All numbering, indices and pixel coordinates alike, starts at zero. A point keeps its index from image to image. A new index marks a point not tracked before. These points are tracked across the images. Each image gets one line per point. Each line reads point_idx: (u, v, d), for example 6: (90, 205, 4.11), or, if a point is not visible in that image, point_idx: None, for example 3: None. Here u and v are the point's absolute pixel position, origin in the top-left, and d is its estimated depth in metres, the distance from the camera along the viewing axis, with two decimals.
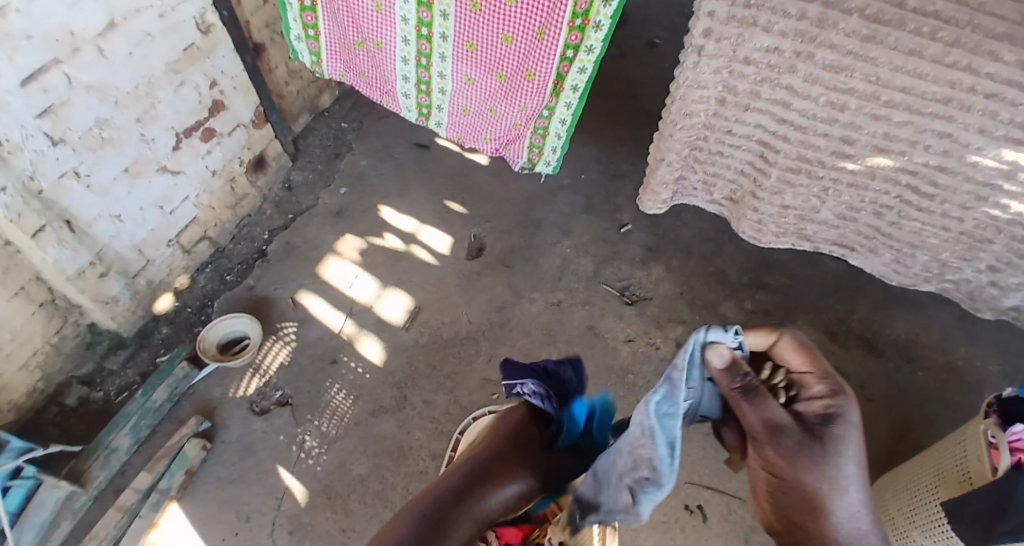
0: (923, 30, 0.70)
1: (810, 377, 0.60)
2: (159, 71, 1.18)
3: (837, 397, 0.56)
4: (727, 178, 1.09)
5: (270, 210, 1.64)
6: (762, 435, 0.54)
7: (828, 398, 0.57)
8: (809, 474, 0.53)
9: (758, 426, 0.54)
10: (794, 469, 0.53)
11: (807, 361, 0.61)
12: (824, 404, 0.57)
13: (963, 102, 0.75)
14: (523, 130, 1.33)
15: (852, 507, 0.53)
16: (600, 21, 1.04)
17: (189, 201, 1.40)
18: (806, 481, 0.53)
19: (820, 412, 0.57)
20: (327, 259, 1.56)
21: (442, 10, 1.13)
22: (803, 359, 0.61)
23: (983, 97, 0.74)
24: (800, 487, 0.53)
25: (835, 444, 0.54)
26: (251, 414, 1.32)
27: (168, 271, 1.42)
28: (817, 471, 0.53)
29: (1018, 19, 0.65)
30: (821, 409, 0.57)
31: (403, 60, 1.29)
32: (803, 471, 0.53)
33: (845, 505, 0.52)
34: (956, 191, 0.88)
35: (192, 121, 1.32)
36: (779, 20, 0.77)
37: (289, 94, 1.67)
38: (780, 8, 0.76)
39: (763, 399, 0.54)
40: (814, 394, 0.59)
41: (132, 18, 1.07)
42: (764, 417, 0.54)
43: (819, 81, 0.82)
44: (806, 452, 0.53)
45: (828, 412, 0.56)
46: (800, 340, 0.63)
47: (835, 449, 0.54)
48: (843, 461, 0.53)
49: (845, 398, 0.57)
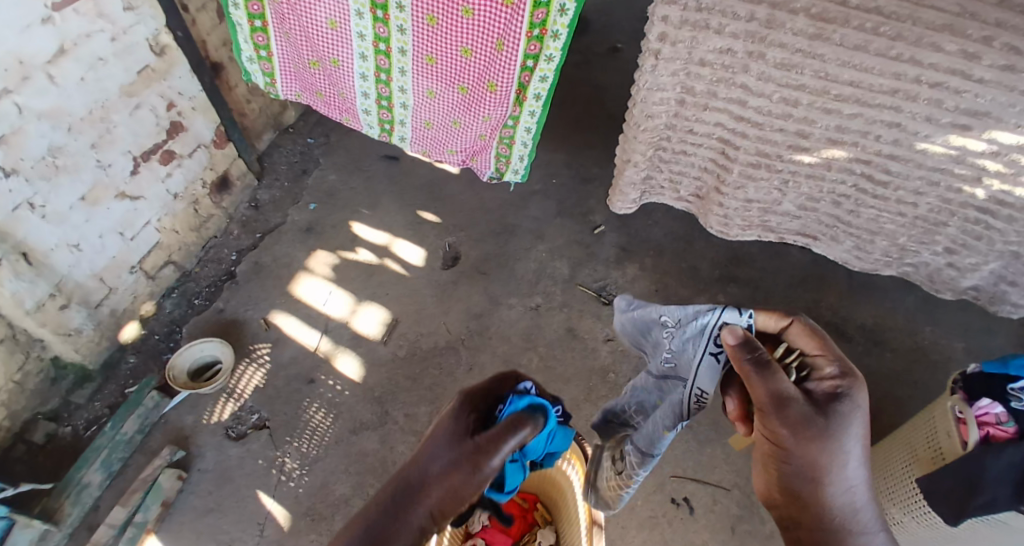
0: (867, 26, 0.73)
1: (821, 358, 0.66)
2: (115, 95, 1.15)
3: (846, 380, 0.62)
4: (691, 175, 1.11)
5: (237, 230, 1.61)
6: (769, 410, 0.59)
7: (839, 379, 0.63)
8: (811, 444, 0.59)
9: (768, 399, 0.59)
10: (797, 441, 0.59)
11: (816, 344, 0.67)
12: (833, 385, 0.63)
13: (909, 93, 0.78)
14: (489, 140, 1.34)
15: (848, 478, 0.60)
16: (557, 30, 1.05)
17: (151, 226, 1.36)
18: (807, 453, 0.59)
19: (828, 391, 0.63)
20: (300, 277, 1.54)
21: (399, 25, 1.13)
22: (814, 343, 0.67)
23: (928, 87, 0.77)
24: (800, 455, 0.59)
25: (838, 419, 0.60)
26: (227, 440, 1.28)
27: (132, 299, 1.38)
28: (823, 444, 0.59)
29: (955, 11, 0.68)
30: (830, 388, 0.63)
31: (362, 75, 1.28)
32: (806, 443, 0.59)
33: (841, 474, 0.59)
34: (908, 177, 0.91)
35: (151, 144, 1.28)
36: (730, 22, 0.79)
37: (251, 112, 1.64)
38: (730, 10, 0.78)
39: (774, 373, 0.59)
40: (822, 374, 0.65)
41: (84, 43, 1.04)
42: (775, 390, 0.59)
43: (772, 80, 0.84)
44: (814, 425, 0.59)
45: (834, 390, 0.62)
46: (810, 327, 0.69)
47: (839, 426, 0.60)
48: (846, 437, 0.60)
49: (856, 381, 0.62)
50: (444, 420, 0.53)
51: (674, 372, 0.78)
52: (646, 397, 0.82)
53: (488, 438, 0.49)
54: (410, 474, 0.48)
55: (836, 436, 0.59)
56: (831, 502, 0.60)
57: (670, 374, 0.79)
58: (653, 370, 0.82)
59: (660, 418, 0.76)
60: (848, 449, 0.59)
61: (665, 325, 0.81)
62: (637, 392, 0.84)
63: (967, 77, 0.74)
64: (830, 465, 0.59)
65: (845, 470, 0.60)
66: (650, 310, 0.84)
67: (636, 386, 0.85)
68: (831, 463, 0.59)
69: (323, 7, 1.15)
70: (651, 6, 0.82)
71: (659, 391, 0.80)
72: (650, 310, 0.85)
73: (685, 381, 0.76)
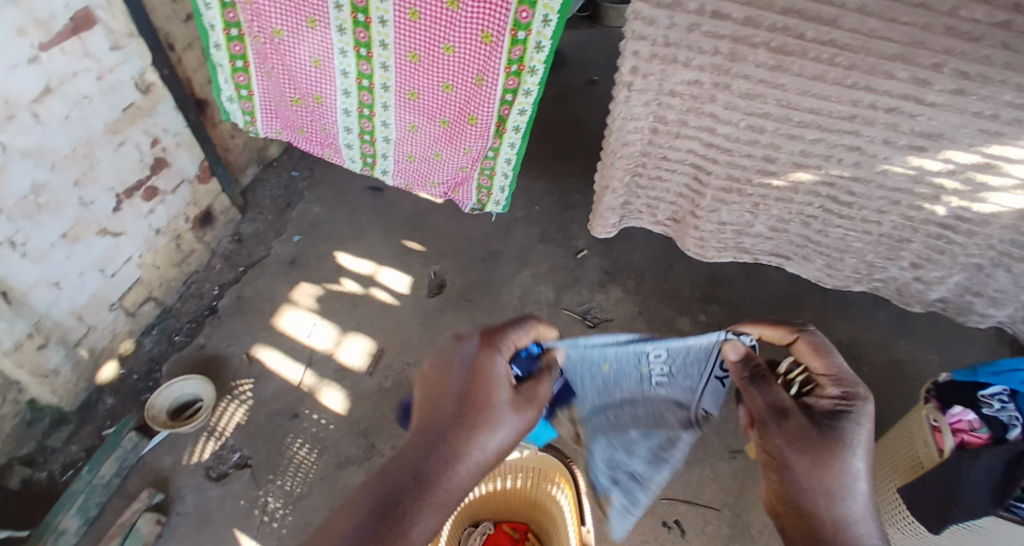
0: (823, 58, 0.76)
1: (825, 378, 0.68)
2: (99, 131, 1.16)
3: (845, 399, 0.64)
4: (667, 200, 1.14)
5: (219, 264, 1.61)
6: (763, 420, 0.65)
7: (839, 398, 0.65)
8: (800, 452, 0.62)
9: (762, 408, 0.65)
10: (787, 450, 0.63)
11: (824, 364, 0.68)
12: (834, 403, 0.65)
13: (866, 118, 0.82)
14: (470, 171, 1.37)
15: (846, 497, 0.60)
16: (535, 66, 1.08)
17: (132, 262, 1.35)
18: (798, 463, 0.62)
19: (827, 409, 0.65)
20: (283, 310, 1.53)
21: (382, 62, 1.16)
22: (820, 362, 0.68)
23: (883, 112, 0.80)
24: (793, 467, 0.62)
25: (836, 434, 0.62)
26: (207, 481, 1.25)
27: (110, 337, 1.36)
28: (813, 454, 0.61)
29: (905, 41, 0.71)
30: (830, 406, 0.65)
31: (345, 111, 1.31)
32: (796, 453, 0.62)
33: (836, 489, 0.60)
34: (871, 198, 0.95)
35: (134, 180, 1.29)
36: (696, 56, 0.82)
37: (234, 147, 1.65)
38: (695, 45, 0.81)
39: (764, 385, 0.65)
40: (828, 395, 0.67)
41: (69, 81, 1.05)
42: (768, 400, 0.65)
43: (738, 108, 0.87)
44: (803, 436, 0.62)
45: (834, 408, 0.64)
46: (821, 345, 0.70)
47: (835, 441, 0.61)
48: (842, 453, 0.61)
49: (856, 400, 0.64)
50: (463, 379, 0.64)
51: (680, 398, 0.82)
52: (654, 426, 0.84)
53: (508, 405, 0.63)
54: (440, 431, 0.61)
55: (830, 450, 0.61)
56: (829, 516, 0.60)
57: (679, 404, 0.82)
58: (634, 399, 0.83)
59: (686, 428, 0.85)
60: (844, 465, 0.60)
61: (640, 354, 0.78)
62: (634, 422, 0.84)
63: (919, 102, 0.77)
64: (824, 478, 0.61)
65: (840, 484, 0.60)
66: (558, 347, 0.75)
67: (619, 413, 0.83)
68: (825, 477, 0.60)
69: (307, 46, 1.18)
70: (622, 41, 0.86)
71: (656, 414, 0.84)
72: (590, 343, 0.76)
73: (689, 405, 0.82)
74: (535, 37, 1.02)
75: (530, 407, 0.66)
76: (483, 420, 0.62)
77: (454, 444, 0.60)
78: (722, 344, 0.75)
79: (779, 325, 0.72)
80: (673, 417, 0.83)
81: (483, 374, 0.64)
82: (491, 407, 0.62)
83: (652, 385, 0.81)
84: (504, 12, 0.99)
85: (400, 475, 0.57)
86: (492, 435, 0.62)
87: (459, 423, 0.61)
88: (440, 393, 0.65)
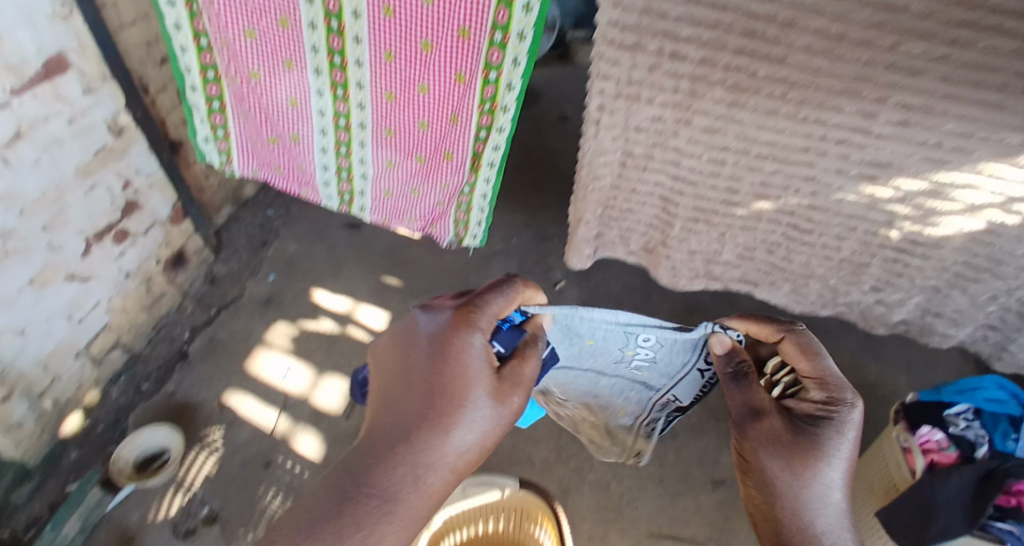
0: (775, 94, 0.80)
1: (812, 381, 0.73)
2: (70, 175, 1.14)
3: (827, 405, 0.70)
4: (639, 231, 1.16)
5: (192, 306, 1.58)
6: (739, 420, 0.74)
7: (822, 404, 0.71)
8: (777, 455, 0.70)
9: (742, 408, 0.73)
10: (764, 450, 0.71)
11: (812, 366, 0.72)
12: (817, 408, 0.71)
13: (819, 150, 0.86)
14: (447, 206, 1.38)
15: (815, 494, 0.68)
16: (506, 105, 1.09)
17: (101, 307, 1.32)
18: (774, 465, 0.70)
19: (808, 413, 0.71)
20: (257, 352, 1.50)
21: (359, 102, 1.18)
22: (807, 363, 0.72)
23: (834, 144, 0.84)
24: (769, 465, 0.70)
25: (813, 437, 0.69)
26: (174, 538, 1.20)
27: (76, 387, 1.31)
28: (790, 459, 0.69)
29: (848, 79, 0.75)
30: (813, 410, 0.71)
31: (323, 150, 1.32)
32: (773, 456, 0.70)
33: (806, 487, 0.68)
34: (829, 225, 0.98)
35: (105, 223, 1.27)
36: (658, 94, 0.85)
37: (209, 187, 1.63)
38: (657, 84, 0.84)
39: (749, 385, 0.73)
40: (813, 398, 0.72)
41: (40, 125, 1.05)
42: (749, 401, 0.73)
43: (700, 142, 0.91)
44: (783, 441, 0.70)
45: (816, 412, 0.71)
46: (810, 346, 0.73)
47: (809, 446, 0.69)
48: (815, 456, 0.68)
49: (838, 407, 0.69)
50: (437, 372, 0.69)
51: (652, 382, 0.90)
52: (613, 400, 0.99)
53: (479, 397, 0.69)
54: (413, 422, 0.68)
55: (803, 453, 0.69)
56: (796, 512, 0.69)
57: (648, 387, 0.91)
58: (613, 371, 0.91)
59: (646, 417, 1.01)
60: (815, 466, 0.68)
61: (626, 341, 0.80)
62: (596, 393, 0.98)
63: (867, 133, 0.81)
64: (795, 480, 0.69)
65: (811, 487, 0.68)
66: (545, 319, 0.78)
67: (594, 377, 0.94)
68: (798, 476, 0.68)
69: (283, 87, 1.20)
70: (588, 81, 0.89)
71: (625, 384, 0.94)
72: (581, 315, 0.74)
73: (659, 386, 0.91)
74: (505, 78, 1.04)
75: (503, 394, 0.71)
76: (451, 411, 0.68)
77: (424, 437, 0.67)
78: (718, 336, 0.75)
79: (767, 322, 0.74)
80: (638, 393, 0.94)
81: (452, 365, 0.69)
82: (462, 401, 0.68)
83: (632, 366, 0.87)
84: (474, 54, 1.01)
85: (370, 482, 0.65)
86: (460, 425, 0.68)
87: (431, 417, 0.67)
88: (411, 372, 0.72)
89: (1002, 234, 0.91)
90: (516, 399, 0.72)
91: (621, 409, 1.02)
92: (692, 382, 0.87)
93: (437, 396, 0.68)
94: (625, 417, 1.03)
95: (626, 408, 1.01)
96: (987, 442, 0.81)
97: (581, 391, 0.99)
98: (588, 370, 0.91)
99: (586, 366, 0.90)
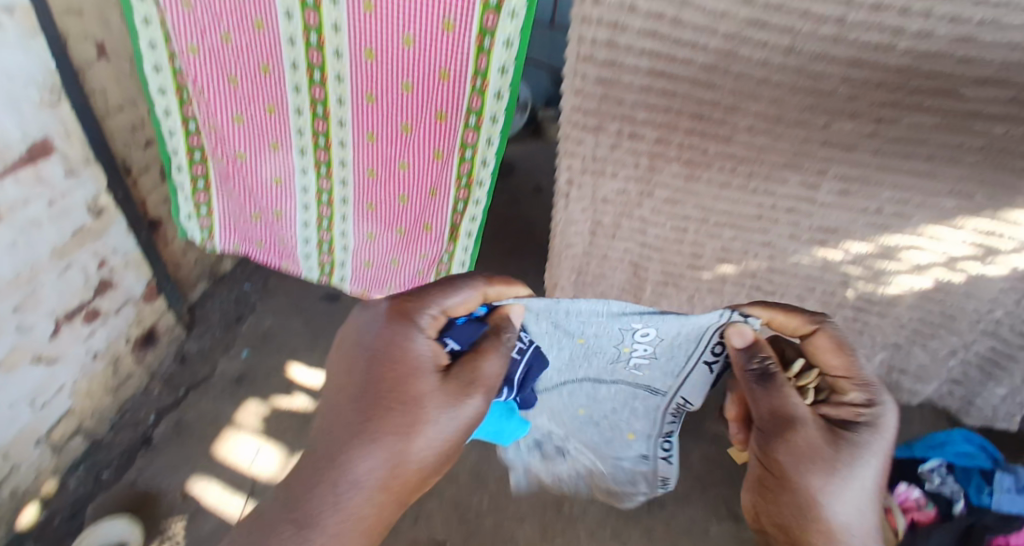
0: (725, 168, 0.86)
1: (845, 382, 0.74)
2: (45, 256, 1.14)
3: (867, 409, 0.72)
4: (613, 296, 1.20)
5: (160, 387, 1.53)
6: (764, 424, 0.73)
7: (861, 407, 0.73)
8: (807, 462, 0.71)
9: (778, 419, 0.71)
10: (792, 458, 0.72)
11: (846, 366, 0.74)
12: (856, 412, 0.73)
13: (771, 218, 0.92)
14: (427, 275, 1.40)
15: (851, 496, 0.71)
16: (482, 179, 1.15)
17: (65, 390, 1.27)
18: (805, 471, 0.71)
19: (847, 416, 0.74)
20: (227, 435, 1.46)
21: (341, 179, 1.23)
22: (841, 361, 0.73)
23: (784, 212, 0.91)
24: (807, 474, 0.71)
25: (854, 442, 0.71)
26: None
27: (35, 476, 1.25)
28: (819, 466, 0.71)
29: (788, 154, 0.82)
30: (852, 414, 0.73)
31: (305, 224, 1.35)
32: (801, 462, 0.71)
33: (846, 490, 0.71)
34: (789, 285, 1.04)
35: (76, 303, 1.25)
36: (621, 169, 0.91)
37: (186, 263, 1.63)
38: (620, 162, 0.90)
39: (784, 394, 0.71)
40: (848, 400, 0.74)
41: (19, 209, 1.06)
42: (788, 409, 0.71)
43: (663, 212, 0.97)
44: (813, 449, 0.71)
45: (856, 415, 0.73)
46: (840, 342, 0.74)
47: (850, 452, 0.71)
48: (857, 462, 0.71)
49: (877, 411, 0.72)
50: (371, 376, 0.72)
51: (657, 387, 0.87)
52: (619, 415, 0.97)
53: (412, 400, 0.70)
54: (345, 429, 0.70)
55: (845, 459, 0.71)
56: (831, 511, 0.72)
57: (653, 394, 0.89)
58: (616, 379, 0.89)
59: (652, 434, 0.98)
60: (854, 471, 0.71)
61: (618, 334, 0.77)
62: (593, 410, 1.00)
63: (813, 202, 0.88)
64: (824, 482, 0.71)
65: (839, 489, 0.71)
66: (515, 313, 0.76)
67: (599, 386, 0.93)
68: (837, 481, 0.71)
69: (268, 167, 1.25)
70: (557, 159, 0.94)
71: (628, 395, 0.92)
72: (559, 307, 0.74)
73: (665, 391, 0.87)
74: (480, 155, 1.11)
75: (449, 394, 0.72)
76: (388, 418, 0.70)
77: (354, 444, 0.69)
78: (729, 324, 0.71)
79: (798, 314, 0.74)
80: (645, 400, 0.91)
81: (387, 366, 0.72)
82: (392, 406, 0.70)
83: (632, 367, 0.85)
84: (452, 135, 1.08)
85: (294, 506, 0.69)
86: (392, 429, 0.70)
87: (361, 422, 0.70)
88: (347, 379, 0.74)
89: (950, 292, 0.98)
90: (468, 401, 0.72)
91: (626, 426, 0.99)
92: (697, 380, 0.83)
93: (371, 406, 0.70)
94: (634, 437, 1.00)
95: (632, 425, 0.98)
96: (961, 496, 1.00)
97: (576, 410, 1.02)
98: (586, 377, 0.91)
99: (581, 374, 0.91)
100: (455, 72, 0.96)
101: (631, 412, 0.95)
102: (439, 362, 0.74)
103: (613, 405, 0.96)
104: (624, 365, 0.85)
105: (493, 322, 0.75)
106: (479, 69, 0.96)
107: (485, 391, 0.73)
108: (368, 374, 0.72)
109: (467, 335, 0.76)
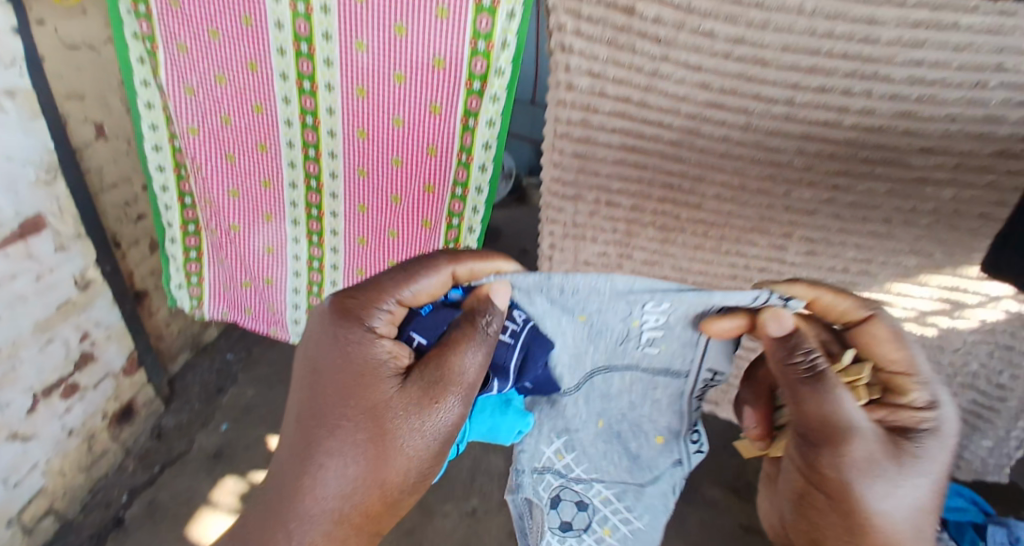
0: (696, 233, 0.92)
1: (902, 379, 0.63)
2: (28, 330, 1.13)
3: (923, 413, 0.62)
4: None
5: (133, 465, 1.47)
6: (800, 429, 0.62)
7: (916, 411, 0.62)
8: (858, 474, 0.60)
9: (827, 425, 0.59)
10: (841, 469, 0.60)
11: (902, 362, 0.63)
12: (914, 417, 0.62)
13: (744, 277, 0.97)
14: None
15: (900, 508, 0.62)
16: (469, 245, 1.17)
17: (37, 469, 1.22)
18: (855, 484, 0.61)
19: (902, 422, 0.62)
20: (202, 514, 1.40)
21: (332, 246, 1.26)
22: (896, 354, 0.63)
23: (757, 271, 0.95)
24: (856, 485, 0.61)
25: (908, 450, 0.61)
26: None
27: None
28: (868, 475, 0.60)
29: (754, 219, 0.87)
30: (911, 419, 0.62)
31: (295, 291, 1.36)
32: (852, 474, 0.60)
33: (894, 503, 0.61)
34: None
35: (55, 377, 1.22)
36: (600, 235, 0.96)
37: (169, 334, 1.61)
38: (598, 227, 0.95)
39: (838, 396, 0.58)
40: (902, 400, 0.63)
41: (6, 283, 1.06)
42: (842, 414, 0.58)
43: (643, 274, 1.01)
44: (864, 457, 0.60)
45: (913, 420, 0.62)
46: (897, 332, 0.63)
47: (904, 460, 0.61)
48: (910, 471, 0.61)
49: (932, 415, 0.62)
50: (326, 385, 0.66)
51: (675, 378, 0.69)
52: (639, 418, 0.73)
53: (372, 407, 0.64)
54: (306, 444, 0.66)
55: (897, 468, 0.61)
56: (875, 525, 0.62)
57: (679, 384, 0.69)
58: (628, 366, 0.69)
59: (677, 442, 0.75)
60: (906, 481, 0.61)
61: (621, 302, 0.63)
62: (609, 418, 0.73)
63: (783, 261, 0.93)
64: (870, 495, 0.61)
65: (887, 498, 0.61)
66: (500, 298, 0.62)
67: (610, 383, 0.71)
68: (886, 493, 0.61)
69: (261, 236, 1.28)
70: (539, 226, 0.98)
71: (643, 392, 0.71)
72: (552, 282, 0.62)
73: (690, 375, 0.68)
74: (467, 224, 1.13)
75: (410, 398, 0.64)
76: (342, 434, 0.65)
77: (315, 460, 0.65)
78: (762, 308, 0.60)
79: (848, 297, 0.65)
80: (664, 391, 0.70)
81: (343, 374, 0.65)
82: (351, 416, 0.65)
83: (643, 354, 0.67)
84: (439, 204, 1.12)
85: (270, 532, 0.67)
86: (349, 442, 0.65)
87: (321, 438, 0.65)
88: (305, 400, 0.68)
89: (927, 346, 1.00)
90: (436, 408, 0.64)
91: (650, 430, 0.73)
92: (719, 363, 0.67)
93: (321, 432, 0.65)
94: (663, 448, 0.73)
95: (654, 431, 0.73)
96: None
97: (590, 422, 0.74)
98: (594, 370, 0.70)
99: (587, 366, 0.69)
100: (442, 148, 1.03)
101: (651, 407, 0.71)
102: (400, 365, 0.66)
103: (629, 402, 0.72)
104: (635, 346, 0.67)
105: (471, 301, 0.64)
106: (465, 145, 1.02)
107: (461, 393, 0.63)
108: (318, 396, 0.66)
109: (440, 328, 0.68)
